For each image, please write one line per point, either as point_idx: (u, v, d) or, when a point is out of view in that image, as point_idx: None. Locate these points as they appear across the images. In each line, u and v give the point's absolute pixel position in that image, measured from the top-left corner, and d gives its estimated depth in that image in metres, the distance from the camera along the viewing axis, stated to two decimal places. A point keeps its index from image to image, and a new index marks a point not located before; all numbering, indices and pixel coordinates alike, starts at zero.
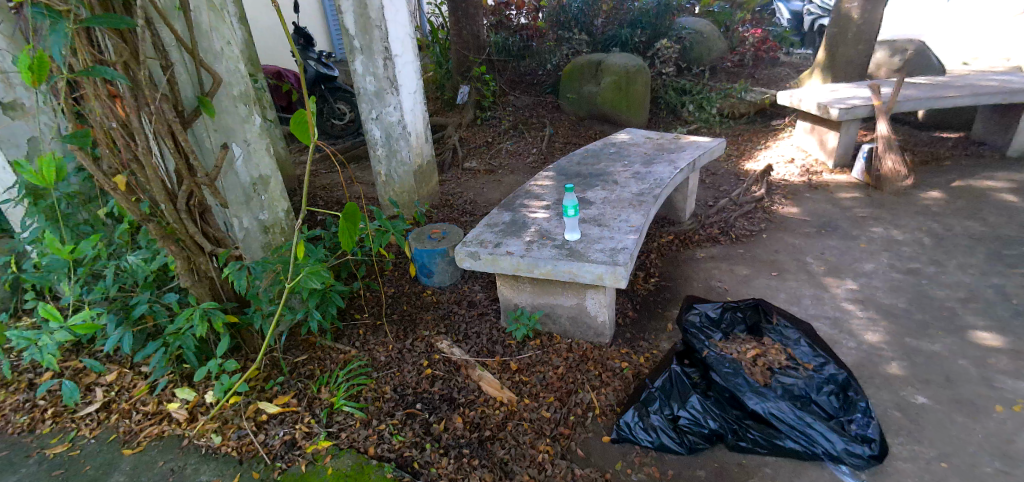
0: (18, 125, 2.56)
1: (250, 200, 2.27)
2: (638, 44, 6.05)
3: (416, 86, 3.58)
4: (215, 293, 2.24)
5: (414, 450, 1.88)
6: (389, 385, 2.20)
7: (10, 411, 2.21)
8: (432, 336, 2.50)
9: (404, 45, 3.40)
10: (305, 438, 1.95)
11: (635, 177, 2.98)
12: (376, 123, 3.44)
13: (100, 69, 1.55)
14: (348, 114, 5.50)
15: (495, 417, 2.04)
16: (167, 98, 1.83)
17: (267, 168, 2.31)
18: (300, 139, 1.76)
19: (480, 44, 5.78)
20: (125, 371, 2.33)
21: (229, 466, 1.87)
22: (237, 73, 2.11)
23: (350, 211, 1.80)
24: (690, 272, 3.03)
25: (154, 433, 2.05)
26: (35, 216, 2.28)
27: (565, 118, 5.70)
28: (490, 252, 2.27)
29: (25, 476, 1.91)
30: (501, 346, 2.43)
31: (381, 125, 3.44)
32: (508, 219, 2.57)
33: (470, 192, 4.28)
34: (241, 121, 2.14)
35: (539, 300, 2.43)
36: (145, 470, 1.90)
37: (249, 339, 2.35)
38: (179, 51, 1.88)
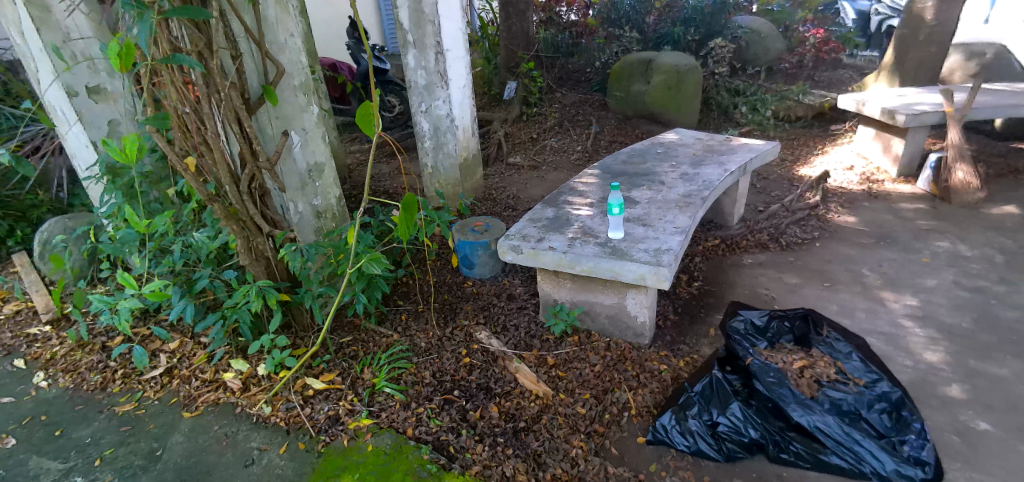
0: (101, 109, 2.75)
1: (305, 186, 2.39)
2: (690, 43, 5.96)
3: (465, 81, 3.63)
4: (270, 272, 2.36)
5: (451, 435, 1.93)
6: (428, 370, 2.26)
7: (85, 369, 2.41)
8: (472, 326, 2.55)
9: (455, 40, 3.45)
10: (348, 415, 2.04)
11: (683, 178, 2.93)
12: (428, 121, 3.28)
13: (178, 57, 1.66)
14: (398, 107, 5.64)
15: (530, 409, 2.06)
16: (235, 86, 1.95)
17: (322, 156, 2.42)
18: (363, 130, 1.82)
19: (529, 40, 5.83)
20: (186, 341, 2.50)
21: (277, 436, 1.98)
22: (298, 64, 2.21)
23: (409, 201, 1.87)
24: (736, 278, 2.96)
25: (211, 399, 2.18)
26: (113, 194, 2.46)
27: (611, 116, 5.63)
28: (532, 246, 2.29)
29: (98, 429, 2.08)
30: (539, 340, 2.44)
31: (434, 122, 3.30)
32: (551, 215, 2.58)
33: (514, 187, 4.31)
34: (300, 110, 2.25)
35: (579, 296, 2.43)
36: (201, 433, 2.03)
37: (299, 317, 2.46)
38: (247, 43, 1.99)
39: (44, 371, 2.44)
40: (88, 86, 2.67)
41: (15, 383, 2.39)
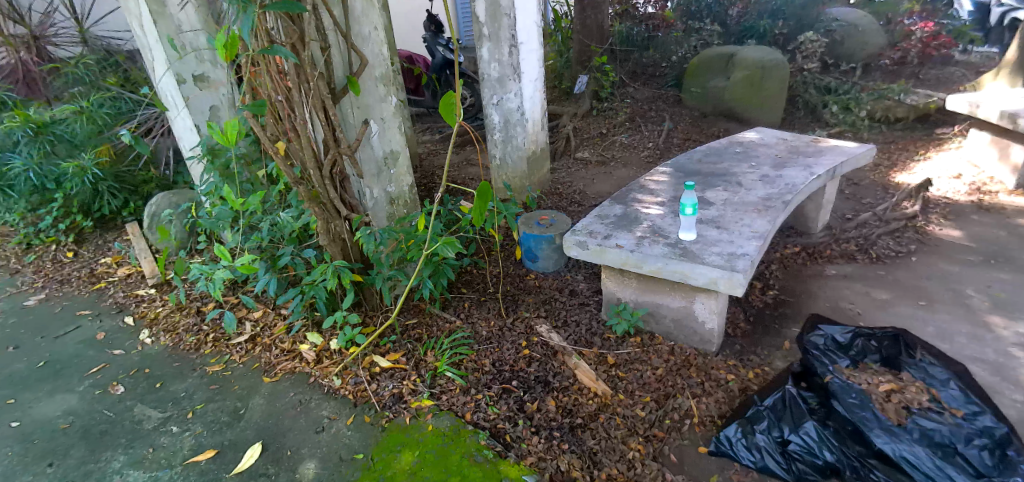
0: (204, 96, 3.00)
1: (381, 173, 2.48)
2: (777, 37, 5.65)
3: (538, 74, 3.62)
4: (346, 253, 2.49)
5: (508, 424, 1.96)
6: (488, 359, 2.30)
7: (182, 330, 2.66)
8: (532, 319, 2.56)
9: (529, 33, 3.46)
10: (410, 394, 2.12)
11: (763, 180, 2.77)
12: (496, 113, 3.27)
13: (275, 48, 1.77)
14: (470, 99, 5.75)
15: (587, 406, 2.04)
16: (323, 77, 2.06)
17: (398, 144, 2.50)
18: (445, 120, 1.87)
19: (603, 33, 5.73)
20: (269, 311, 2.69)
21: (345, 407, 2.10)
22: (380, 56, 2.29)
23: (484, 190, 1.91)
24: (817, 289, 2.78)
25: (288, 368, 2.34)
26: (212, 173, 2.68)
27: (686, 112, 5.41)
28: (598, 243, 2.25)
29: (191, 385, 2.29)
30: (600, 338, 2.41)
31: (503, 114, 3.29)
32: (619, 212, 2.53)
33: (581, 182, 4.26)
34: (379, 100, 2.34)
35: (644, 297, 2.37)
36: (279, 398, 2.18)
37: (369, 297, 2.58)
38: (335, 35, 2.09)
39: (149, 329, 2.72)
40: (195, 74, 2.91)
41: (124, 337, 2.68)
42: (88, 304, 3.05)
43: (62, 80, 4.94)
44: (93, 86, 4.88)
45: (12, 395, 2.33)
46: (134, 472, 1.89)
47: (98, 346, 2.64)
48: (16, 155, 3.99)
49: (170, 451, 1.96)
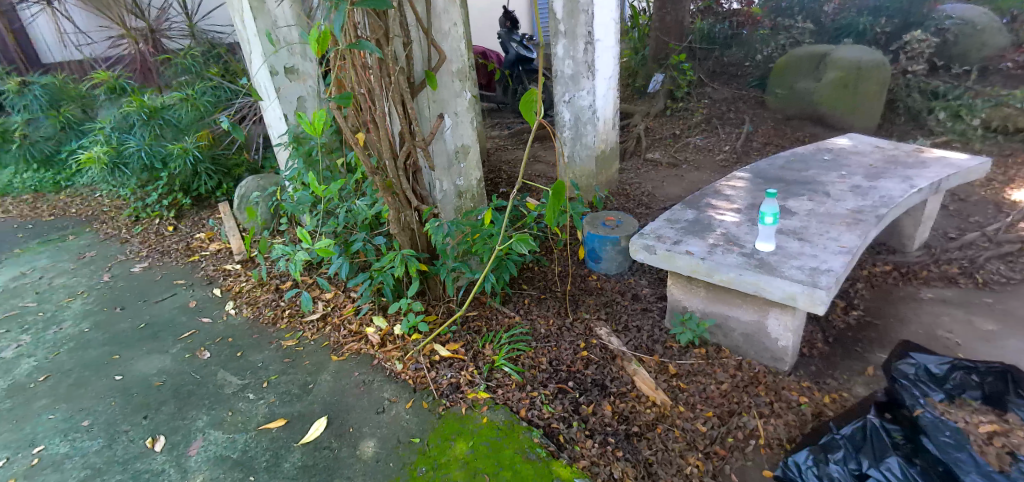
0: (294, 87, 3.19)
1: (451, 167, 2.53)
2: (879, 35, 5.20)
3: (613, 72, 3.54)
4: (414, 243, 2.56)
5: (562, 424, 1.95)
6: (545, 357, 2.29)
7: (263, 305, 2.85)
8: (592, 320, 2.52)
9: (607, 30, 3.37)
10: (467, 385, 2.17)
11: (854, 191, 2.57)
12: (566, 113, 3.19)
13: (362, 44, 1.84)
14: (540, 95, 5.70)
15: (645, 415, 1.99)
16: (403, 71, 2.12)
17: (469, 139, 2.54)
18: (525, 117, 1.87)
19: (682, 30, 5.53)
20: (339, 293, 2.83)
21: (405, 391, 2.17)
22: (458, 51, 2.33)
23: (558, 188, 1.89)
24: (908, 313, 2.54)
25: (355, 348, 2.45)
26: (296, 160, 2.85)
27: (768, 115, 5.10)
28: (667, 248, 2.18)
29: (267, 357, 2.45)
30: (661, 347, 2.33)
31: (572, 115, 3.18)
32: (690, 218, 2.43)
33: (650, 184, 4.14)
34: (454, 95, 2.38)
35: (712, 307, 2.26)
36: (344, 377, 2.29)
37: (433, 287, 2.64)
38: (417, 31, 2.15)
39: (234, 301, 2.94)
40: (286, 66, 3.11)
41: (212, 307, 2.91)
42: (184, 274, 3.34)
43: (173, 69, 5.42)
44: (199, 75, 5.32)
45: (117, 352, 2.60)
46: (214, 431, 2.06)
47: (189, 313, 2.88)
48: (131, 136, 4.43)
49: (246, 416, 2.12)
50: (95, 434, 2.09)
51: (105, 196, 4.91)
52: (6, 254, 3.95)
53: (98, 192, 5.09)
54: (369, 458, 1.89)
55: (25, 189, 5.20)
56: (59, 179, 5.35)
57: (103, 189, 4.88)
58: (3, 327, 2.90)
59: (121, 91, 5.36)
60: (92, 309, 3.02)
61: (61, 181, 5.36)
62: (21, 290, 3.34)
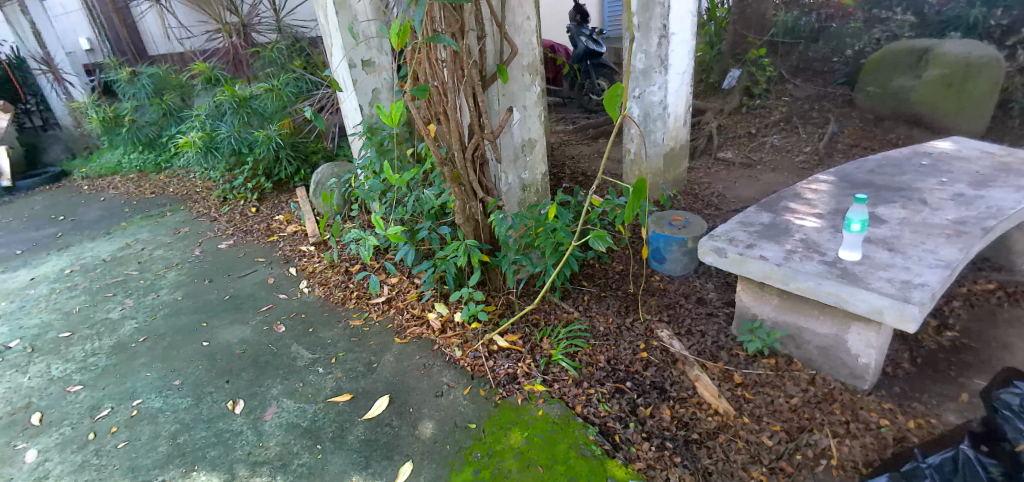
0: (370, 79, 3.32)
1: (517, 160, 2.55)
2: (992, 29, 4.57)
3: (687, 66, 3.40)
4: (477, 233, 2.59)
5: (617, 424, 1.92)
6: (603, 355, 2.26)
7: (333, 285, 3.01)
8: (654, 322, 2.45)
9: (683, 23, 3.24)
10: (524, 376, 2.18)
11: (956, 200, 2.34)
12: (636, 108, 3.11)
13: (439, 37, 1.89)
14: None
15: (706, 423, 1.92)
16: (476, 64, 2.16)
17: (536, 133, 2.55)
18: (608, 112, 1.84)
19: (763, 23, 5.37)
20: (403, 278, 2.93)
21: (463, 377, 2.22)
22: (530, 45, 2.34)
23: (638, 185, 1.84)
24: (1014, 338, 2.29)
25: (417, 332, 2.53)
26: (369, 149, 2.97)
27: (857, 115, 4.74)
28: (739, 252, 2.08)
29: (336, 334, 2.58)
30: (727, 354, 2.24)
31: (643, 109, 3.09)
32: (766, 221, 2.31)
33: (720, 184, 3.97)
34: (524, 89, 2.39)
35: (785, 317, 2.14)
36: (407, 359, 2.37)
37: (493, 278, 2.67)
38: (492, 25, 2.18)
39: (307, 280, 3.12)
40: (363, 60, 3.25)
41: (289, 284, 3.10)
42: (264, 253, 3.58)
43: (261, 62, 5.78)
44: (284, 68, 5.64)
45: (205, 320, 2.82)
46: (287, 400, 2.19)
47: (268, 289, 3.08)
48: (223, 123, 4.77)
49: (316, 388, 2.24)
50: (185, 393, 2.29)
51: (199, 178, 5.34)
52: (115, 226, 4.39)
53: (193, 173, 5.54)
54: (427, 438, 1.95)
55: (131, 170, 5.89)
56: (160, 160, 5.87)
57: (197, 171, 5.31)
58: (111, 291, 3.23)
59: (216, 81, 5.78)
60: (185, 279, 3.30)
61: (163, 163, 5.88)
62: (126, 259, 3.70)
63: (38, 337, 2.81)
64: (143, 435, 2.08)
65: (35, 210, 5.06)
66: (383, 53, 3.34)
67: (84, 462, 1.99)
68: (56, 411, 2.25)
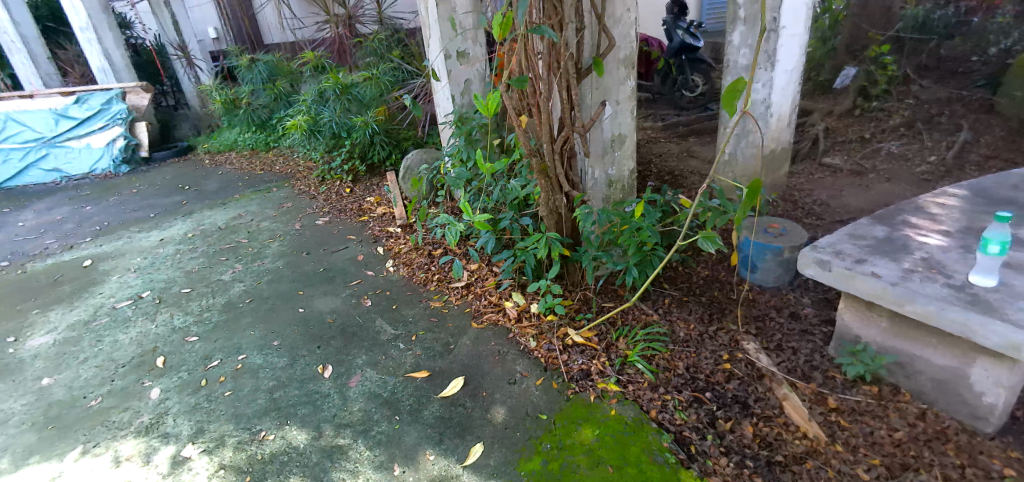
0: (463, 70, 3.41)
1: (606, 155, 2.50)
2: None
3: (797, 63, 3.13)
4: (559, 226, 2.57)
5: (694, 435, 1.85)
6: (682, 362, 2.18)
7: (417, 266, 3.13)
8: (739, 332, 2.31)
9: (796, 16, 2.97)
10: (598, 374, 2.16)
11: None
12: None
13: (540, 29, 1.90)
14: (701, 87, 5.23)
15: (792, 446, 1.79)
16: (573, 57, 2.14)
17: (627, 128, 2.48)
18: (725, 110, 1.72)
19: (890, 18, 4.92)
20: (483, 265, 2.99)
21: (536, 368, 2.24)
22: (628, 38, 2.28)
23: (753, 188, 1.75)
24: None
25: (493, 319, 2.57)
26: (458, 138, 3.04)
27: (999, 123, 4.01)
28: (846, 267, 1.91)
29: (417, 313, 2.69)
30: (821, 375, 2.06)
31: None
32: (880, 235, 2.10)
33: (825, 192, 3.66)
34: (618, 82, 2.34)
35: (895, 343, 1.93)
36: (482, 344, 2.42)
37: (572, 272, 2.65)
38: (591, 17, 2.15)
39: (393, 260, 3.27)
40: (458, 51, 3.34)
41: (376, 262, 3.27)
42: (355, 231, 3.79)
43: (363, 51, 6.10)
44: (384, 58, 5.91)
45: (301, 288, 3.05)
46: (370, 370, 2.32)
47: (358, 265, 3.27)
48: (326, 108, 5.10)
49: (397, 362, 2.35)
50: (282, 353, 2.49)
51: (301, 158, 5.75)
52: (230, 198, 4.85)
53: (297, 153, 5.97)
54: (499, 424, 1.98)
55: (245, 147, 6.46)
56: (270, 140, 6.40)
57: (300, 152, 5.71)
58: (224, 255, 3.58)
59: (323, 69, 6.18)
60: (286, 250, 3.58)
61: (272, 143, 6.40)
62: (238, 228, 4.07)
63: (164, 291, 3.18)
64: (245, 387, 2.29)
65: (167, 179, 5.70)
66: (478, 45, 3.40)
67: (197, 404, 2.22)
68: (176, 357, 2.54)
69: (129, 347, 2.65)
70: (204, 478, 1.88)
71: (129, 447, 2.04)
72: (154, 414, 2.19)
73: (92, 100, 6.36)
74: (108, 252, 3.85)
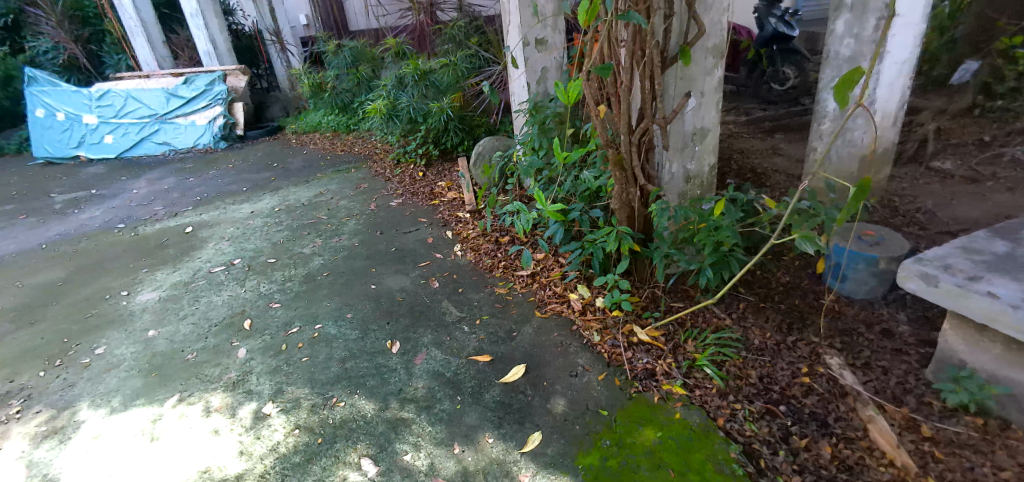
0: (540, 58, 3.38)
1: (685, 148, 2.40)
2: None
3: (909, 55, 2.79)
4: (631, 220, 2.50)
5: (764, 449, 1.76)
6: (756, 370, 2.06)
7: (484, 252, 3.17)
8: (821, 345, 2.14)
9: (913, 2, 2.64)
10: (663, 375, 2.10)
11: None
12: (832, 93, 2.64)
13: (628, 16, 1.84)
14: (793, 80, 4.83)
15: (875, 473, 1.66)
16: (658, 46, 2.06)
17: (710, 121, 2.36)
18: (837, 98, 1.61)
19: None
20: (550, 256, 2.97)
21: (599, 363, 2.21)
22: (718, 26, 2.16)
23: (864, 184, 1.63)
24: None
25: (557, 309, 2.56)
26: (532, 126, 3.03)
27: None
28: (957, 284, 1.72)
29: (482, 298, 2.73)
30: (914, 400, 1.88)
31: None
32: (1000, 251, 1.87)
33: (932, 199, 3.31)
34: (705, 72, 2.24)
35: (1010, 373, 1.72)
36: (545, 334, 2.41)
37: (641, 268, 2.57)
38: (681, 4, 2.06)
39: (461, 244, 3.33)
40: (537, 39, 3.32)
41: (445, 245, 3.34)
42: (426, 214, 3.89)
43: (442, 38, 6.20)
44: (462, 45, 5.98)
45: (373, 266, 3.18)
46: (436, 350, 2.38)
47: (428, 247, 3.36)
48: (405, 94, 5.25)
49: (461, 345, 2.40)
50: (354, 326, 2.61)
51: (378, 141, 5.95)
52: (313, 176, 5.13)
53: (375, 136, 6.20)
54: (558, 415, 1.98)
55: (328, 129, 6.79)
56: (350, 123, 6.68)
57: (378, 135, 5.91)
58: (306, 230, 3.80)
59: (403, 55, 6.35)
60: (361, 229, 3.73)
61: (352, 126, 6.67)
62: (319, 204, 4.30)
63: (253, 259, 3.42)
64: (320, 355, 2.43)
65: (258, 156, 6.12)
66: (557, 33, 3.36)
67: (278, 366, 2.38)
68: (261, 321, 2.74)
69: (221, 308, 2.89)
70: (281, 434, 2.02)
71: (218, 399, 2.23)
72: (240, 371, 2.38)
73: (198, 81, 6.92)
74: (206, 221, 4.20)
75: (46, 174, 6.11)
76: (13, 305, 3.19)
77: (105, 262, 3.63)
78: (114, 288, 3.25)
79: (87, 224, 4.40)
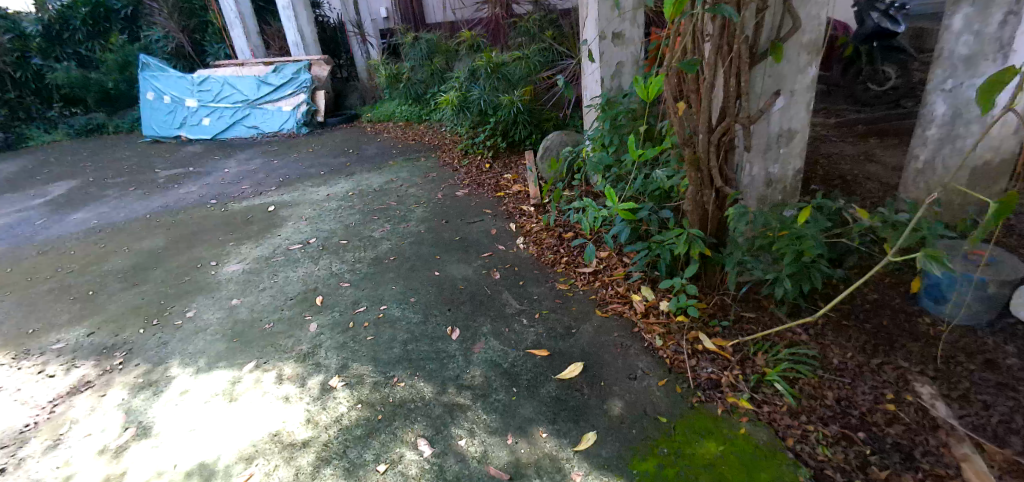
0: (616, 52, 3.30)
1: (768, 150, 2.27)
2: None
3: None
4: (704, 223, 2.40)
5: (838, 476, 1.64)
6: (833, 392, 1.92)
7: (546, 246, 3.16)
8: (911, 371, 1.96)
9: None
10: (729, 387, 2.00)
11: None
12: (943, 96, 2.35)
13: (721, 8, 1.75)
14: (893, 80, 4.41)
15: None
16: (748, 41, 1.96)
17: (799, 123, 2.22)
18: (983, 103, 1.53)
19: None
20: (613, 255, 2.91)
21: (660, 368, 2.14)
22: (816, 20, 2.02)
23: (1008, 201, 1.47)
24: None
25: (618, 310, 2.50)
26: (604, 122, 2.97)
27: None
28: None
29: (542, 292, 2.72)
30: (1019, 442, 1.68)
31: (953, 99, 2.32)
32: None
33: None
34: (796, 70, 2.10)
35: None
36: (605, 334, 2.37)
37: (711, 274, 2.46)
38: None
39: (524, 237, 3.33)
40: (614, 33, 3.24)
41: (508, 238, 3.36)
42: (491, 205, 3.92)
43: (516, 31, 6.20)
44: (536, 38, 5.93)
45: (438, 253, 3.24)
46: (494, 340, 2.40)
47: (491, 238, 3.39)
48: (476, 86, 5.31)
49: (519, 337, 2.40)
50: (417, 310, 2.69)
51: (448, 131, 6.06)
52: (385, 163, 5.31)
53: (445, 127, 6.31)
54: (615, 417, 1.94)
55: (401, 118, 6.99)
56: (422, 113, 6.83)
57: (448, 125, 6.01)
58: (376, 215, 3.94)
59: (477, 48, 6.42)
60: (428, 216, 3.82)
61: (424, 116, 6.83)
62: (389, 191, 4.45)
63: (327, 239, 3.59)
64: (384, 335, 2.51)
65: (336, 142, 6.41)
66: (636, 26, 3.27)
67: (344, 343, 2.49)
68: (332, 298, 2.87)
69: (296, 283, 3.06)
70: (344, 407, 2.11)
71: (290, 368, 2.36)
72: (311, 344, 2.51)
73: (286, 70, 7.33)
74: (287, 201, 4.46)
75: (153, 150, 6.72)
76: (120, 267, 3.54)
77: (199, 234, 3.95)
78: (205, 258, 3.52)
79: (184, 199, 4.79)
